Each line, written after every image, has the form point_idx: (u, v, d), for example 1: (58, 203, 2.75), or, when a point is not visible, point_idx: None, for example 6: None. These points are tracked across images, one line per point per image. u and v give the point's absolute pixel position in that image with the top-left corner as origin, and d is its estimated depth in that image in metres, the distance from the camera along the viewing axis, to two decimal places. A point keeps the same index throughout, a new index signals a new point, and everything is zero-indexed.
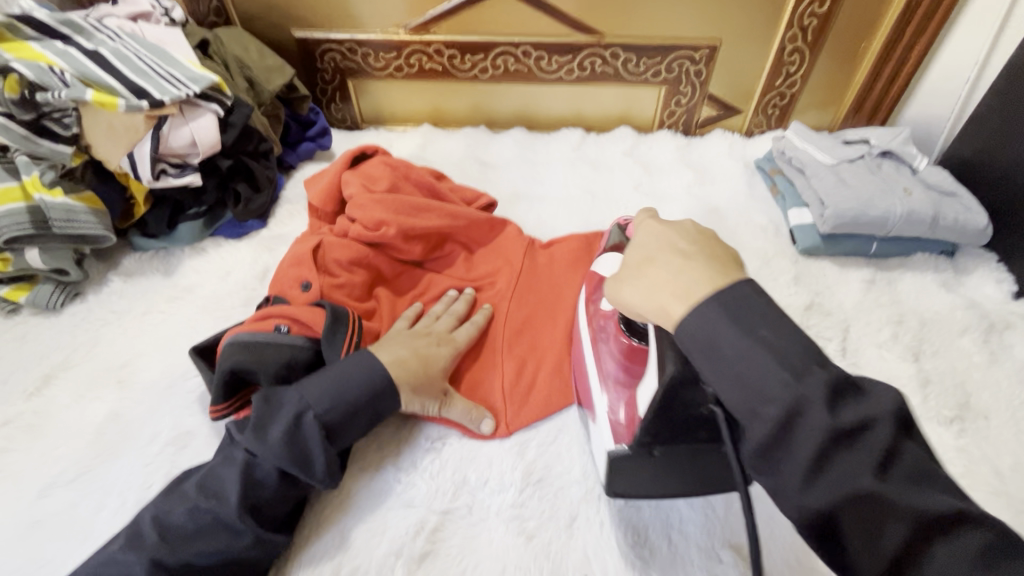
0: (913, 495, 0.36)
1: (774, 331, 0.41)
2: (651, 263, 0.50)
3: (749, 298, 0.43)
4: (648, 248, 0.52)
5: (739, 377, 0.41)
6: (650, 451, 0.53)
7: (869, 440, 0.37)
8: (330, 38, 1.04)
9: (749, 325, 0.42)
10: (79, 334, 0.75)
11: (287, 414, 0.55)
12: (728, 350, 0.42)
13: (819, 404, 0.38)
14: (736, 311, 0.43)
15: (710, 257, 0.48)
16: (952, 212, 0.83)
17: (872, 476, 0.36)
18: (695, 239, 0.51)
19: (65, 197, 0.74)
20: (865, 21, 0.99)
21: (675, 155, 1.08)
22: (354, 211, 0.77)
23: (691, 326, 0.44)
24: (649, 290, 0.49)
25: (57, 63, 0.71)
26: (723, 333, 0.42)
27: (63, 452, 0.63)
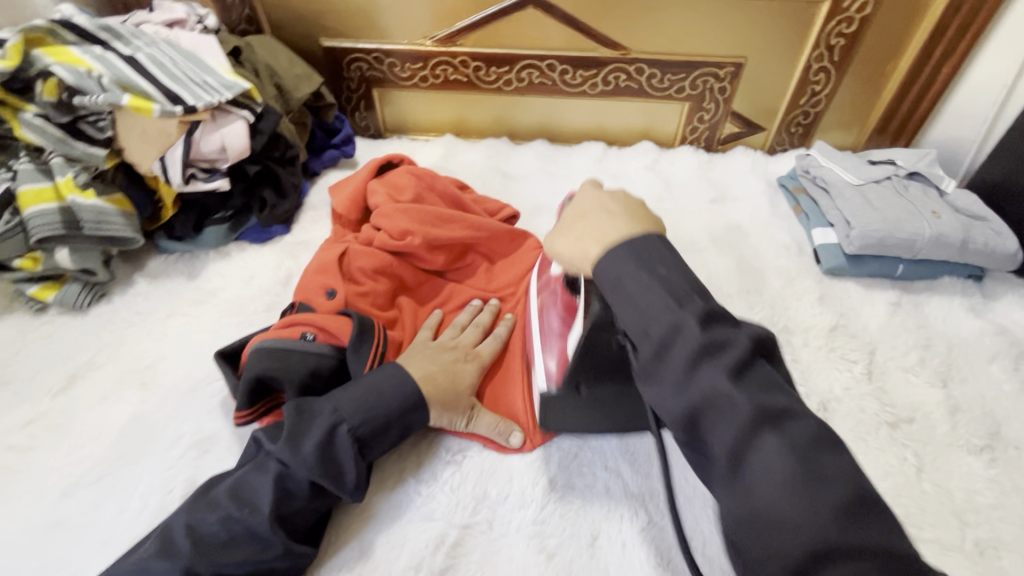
0: (817, 455, 0.40)
1: (669, 269, 0.48)
2: (581, 218, 0.57)
3: (658, 247, 0.49)
4: (582, 205, 0.59)
5: (637, 306, 0.48)
6: (578, 389, 0.61)
7: (777, 413, 0.42)
8: (357, 48, 1.06)
9: (647, 265, 0.48)
10: (104, 335, 0.76)
11: (321, 426, 0.56)
12: (631, 283, 0.48)
13: (722, 374, 0.43)
14: (642, 253, 0.49)
15: (633, 215, 0.55)
16: (982, 236, 0.82)
17: (777, 438, 0.40)
18: (626, 203, 0.57)
19: (96, 198, 0.76)
20: (892, 42, 0.99)
21: (697, 171, 1.07)
22: (380, 220, 0.78)
23: (605, 267, 0.50)
24: (578, 237, 0.55)
25: (95, 68, 0.72)
26: (628, 271, 0.48)
27: (87, 452, 0.64)
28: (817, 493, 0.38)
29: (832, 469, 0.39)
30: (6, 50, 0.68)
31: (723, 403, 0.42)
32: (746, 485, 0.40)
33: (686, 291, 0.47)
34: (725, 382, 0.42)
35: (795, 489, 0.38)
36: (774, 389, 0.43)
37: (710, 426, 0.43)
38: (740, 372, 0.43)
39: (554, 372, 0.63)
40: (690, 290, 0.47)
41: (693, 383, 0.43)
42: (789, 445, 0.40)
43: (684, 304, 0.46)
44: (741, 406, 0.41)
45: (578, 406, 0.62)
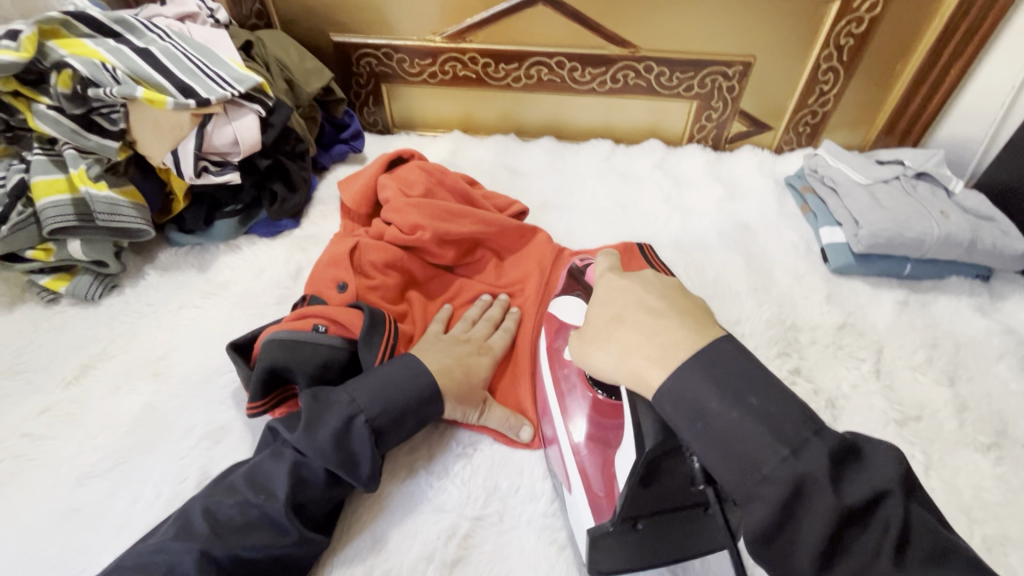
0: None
1: (764, 399, 0.43)
2: (618, 323, 0.53)
3: (724, 357, 0.45)
4: (617, 304, 0.55)
5: (715, 434, 0.43)
6: (634, 524, 0.52)
7: (877, 516, 0.38)
8: (367, 43, 1.06)
9: (710, 397, 0.44)
10: (116, 326, 0.76)
11: (339, 416, 0.57)
12: (700, 404, 0.44)
13: (823, 482, 0.39)
14: (724, 378, 0.44)
15: (681, 312, 0.52)
16: (989, 236, 0.82)
17: (887, 559, 0.37)
18: (662, 293, 0.54)
19: (109, 190, 0.76)
20: (901, 42, 0.99)
21: (705, 169, 1.08)
22: (391, 214, 0.78)
23: (670, 388, 0.46)
24: (618, 344, 0.52)
25: (109, 60, 0.73)
26: (709, 397, 0.44)
27: (100, 441, 0.64)
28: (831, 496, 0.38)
29: (858, 487, 0.39)
30: (21, 41, 0.68)
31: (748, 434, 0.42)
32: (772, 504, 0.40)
33: (749, 389, 0.43)
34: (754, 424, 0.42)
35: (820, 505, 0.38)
36: (863, 469, 0.40)
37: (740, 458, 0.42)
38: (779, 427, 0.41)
39: (602, 504, 0.55)
40: (754, 396, 0.43)
41: (721, 421, 0.43)
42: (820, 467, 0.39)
43: (746, 408, 0.43)
44: (762, 438, 0.41)
45: (626, 548, 0.51)
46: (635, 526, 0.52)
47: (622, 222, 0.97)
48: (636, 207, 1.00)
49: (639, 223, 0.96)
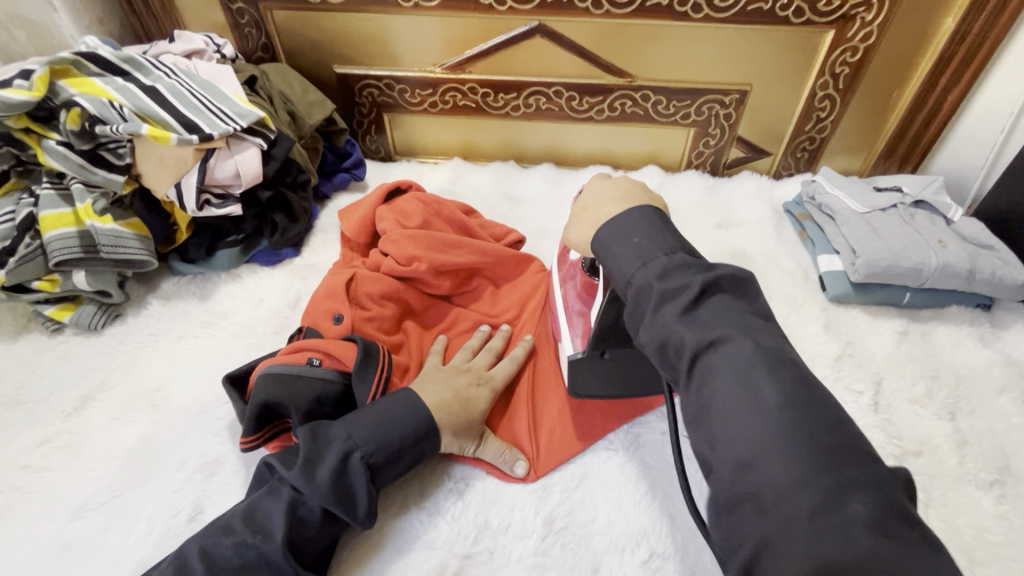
0: (757, 380, 0.44)
1: (642, 237, 0.54)
2: (586, 209, 0.64)
3: (640, 220, 0.55)
4: (587, 198, 0.66)
5: (618, 266, 0.54)
6: (602, 355, 0.65)
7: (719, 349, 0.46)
8: (369, 74, 1.08)
9: (627, 234, 0.55)
10: (117, 356, 0.78)
11: (334, 453, 0.57)
12: (618, 250, 0.54)
13: (678, 325, 0.47)
14: (627, 228, 0.55)
15: (628, 198, 0.62)
16: (989, 265, 0.82)
17: (729, 378, 0.44)
18: (621, 188, 0.64)
19: (114, 223, 0.78)
20: (897, 70, 1.00)
21: (703, 196, 1.08)
22: (388, 246, 0.79)
23: (603, 235, 0.56)
24: (583, 227, 0.63)
25: (116, 99, 0.75)
26: (619, 247, 0.54)
27: (96, 473, 0.65)
28: (756, 411, 0.42)
29: (766, 382, 0.43)
30: (33, 82, 0.70)
31: (681, 338, 0.47)
32: (705, 402, 0.45)
33: (654, 249, 0.53)
34: (676, 323, 0.48)
35: (746, 409, 0.43)
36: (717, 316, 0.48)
37: (674, 360, 0.48)
38: (689, 312, 0.48)
39: (578, 344, 0.68)
40: (660, 250, 0.53)
41: (657, 323, 0.48)
42: (729, 366, 0.45)
43: (668, 254, 0.52)
44: (691, 342, 0.46)
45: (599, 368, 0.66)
46: (604, 356, 0.65)
47: None
48: None
49: None
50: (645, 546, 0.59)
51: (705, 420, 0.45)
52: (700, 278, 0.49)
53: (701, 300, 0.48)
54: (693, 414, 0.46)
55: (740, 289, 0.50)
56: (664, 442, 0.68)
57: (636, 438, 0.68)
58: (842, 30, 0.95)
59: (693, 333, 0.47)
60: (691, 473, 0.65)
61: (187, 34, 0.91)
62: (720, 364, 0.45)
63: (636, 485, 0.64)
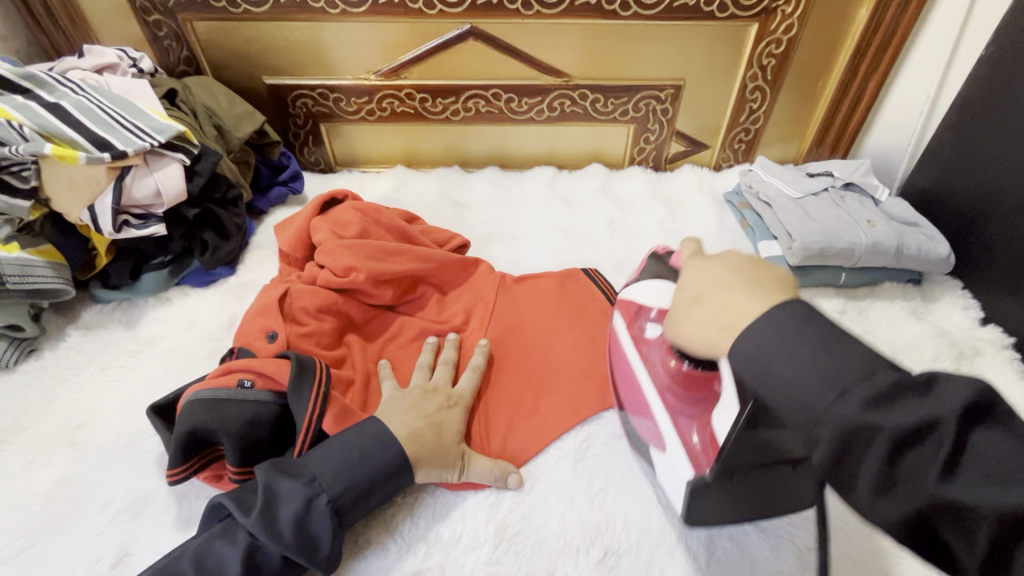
0: (988, 493, 0.33)
1: (814, 350, 0.39)
2: (699, 301, 0.48)
3: (789, 323, 0.41)
4: (696, 285, 0.50)
5: (792, 397, 0.39)
6: (732, 476, 0.51)
7: (936, 437, 0.34)
8: (301, 85, 1.05)
9: (791, 348, 0.40)
10: (32, 394, 0.72)
11: (299, 496, 0.54)
12: (767, 357, 0.41)
13: (885, 439, 0.35)
14: (769, 339, 0.41)
15: (755, 282, 0.46)
16: (915, 241, 0.85)
17: (937, 479, 0.34)
18: (739, 267, 0.48)
19: (20, 252, 0.72)
20: (820, 59, 1.03)
21: (647, 191, 1.10)
22: (322, 258, 0.76)
23: (741, 347, 0.42)
24: (701, 326, 0.47)
25: (15, 117, 0.69)
26: (774, 355, 0.40)
27: (9, 523, 0.60)
28: (995, 493, 0.32)
29: (997, 458, 0.33)
30: None
31: (864, 430, 0.36)
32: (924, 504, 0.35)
33: (815, 351, 0.39)
34: (937, 483, 0.34)
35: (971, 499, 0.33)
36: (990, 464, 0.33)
37: (861, 464, 0.36)
38: (950, 470, 0.34)
39: (701, 459, 0.53)
40: (858, 371, 0.37)
41: (904, 481, 0.35)
42: (950, 455, 0.34)
43: (872, 375, 0.37)
44: (889, 436, 0.35)
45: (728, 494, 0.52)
46: (734, 482, 0.52)
47: (568, 248, 0.98)
48: (579, 231, 1.01)
49: (583, 249, 0.98)
50: (599, 545, 0.58)
51: (923, 515, 0.35)
52: (947, 409, 0.34)
53: (953, 443, 0.34)
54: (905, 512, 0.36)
55: (934, 376, 0.36)
56: None
57: (586, 438, 0.67)
58: (764, 23, 0.98)
59: (886, 423, 0.35)
60: (643, 472, 0.64)
61: (97, 49, 0.87)
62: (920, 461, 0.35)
63: (587, 484, 0.63)
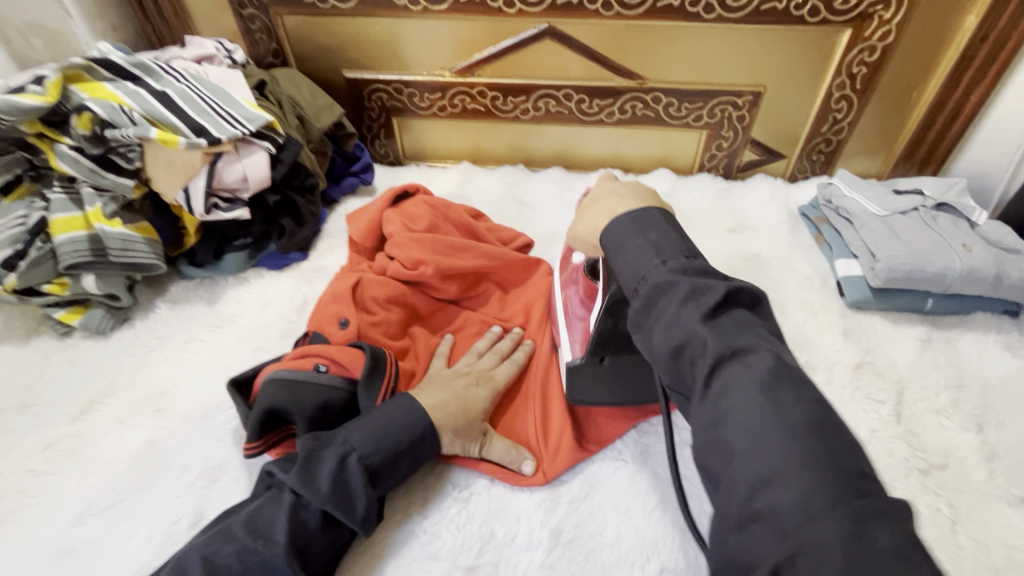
0: (731, 335, 0.45)
1: (662, 236, 0.52)
2: (595, 203, 0.62)
3: (655, 218, 0.53)
4: (595, 194, 0.64)
5: (624, 259, 0.52)
6: (601, 360, 0.63)
7: (706, 298, 0.46)
8: (378, 79, 1.08)
9: (641, 230, 0.53)
10: (123, 359, 0.78)
11: (333, 456, 0.56)
12: (629, 247, 0.52)
13: (671, 291, 0.47)
14: (643, 225, 0.53)
15: (645, 199, 0.60)
16: (1017, 270, 0.79)
17: (699, 321, 0.45)
18: (637, 190, 0.62)
19: (123, 227, 0.78)
20: (918, 69, 0.97)
21: (715, 200, 1.06)
22: (394, 250, 0.78)
23: (612, 232, 0.54)
24: (591, 218, 0.61)
25: (127, 103, 0.75)
26: (628, 239, 0.53)
27: (101, 478, 0.66)
28: (817, 463, 0.37)
29: (791, 398, 0.41)
30: (46, 87, 0.71)
31: (730, 357, 0.43)
32: (719, 411, 0.42)
33: (674, 249, 0.51)
34: (696, 322, 0.45)
35: (790, 445, 0.39)
36: (746, 330, 0.46)
37: (716, 396, 0.43)
38: (711, 316, 0.45)
39: (576, 347, 0.66)
40: (682, 251, 0.51)
41: (674, 318, 0.46)
42: (753, 380, 0.42)
43: (689, 257, 0.50)
44: (746, 372, 0.42)
45: (597, 374, 0.64)
46: (602, 359, 0.63)
47: None
48: None
49: None
50: (655, 561, 0.57)
51: (713, 424, 0.42)
52: (719, 283, 0.47)
53: (722, 305, 0.46)
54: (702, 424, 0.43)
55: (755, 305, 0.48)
56: None
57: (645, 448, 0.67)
58: (859, 29, 0.93)
59: (681, 278, 0.48)
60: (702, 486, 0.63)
61: (198, 39, 0.92)
62: (769, 414, 0.40)
63: (646, 496, 0.62)
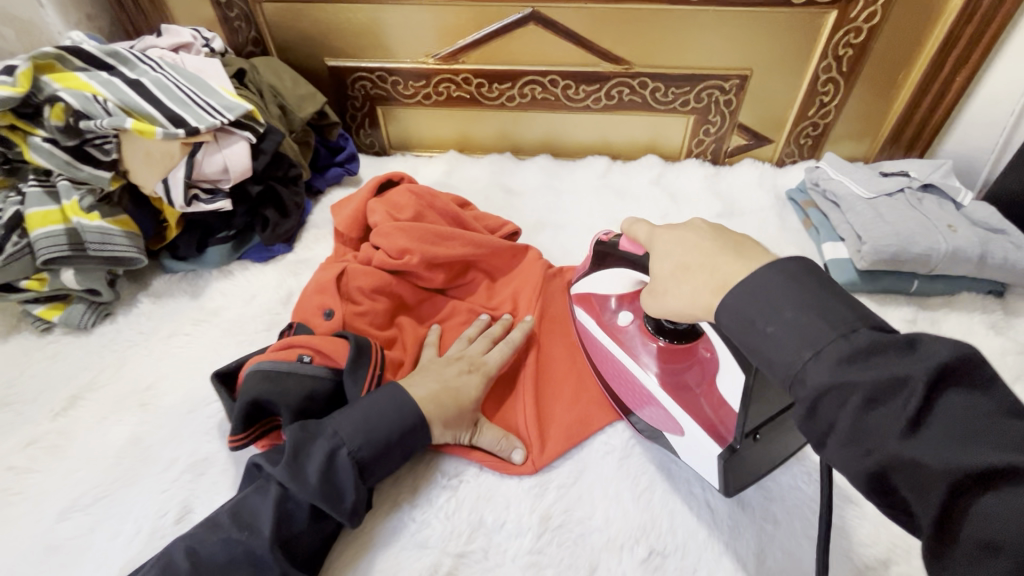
0: (955, 452, 0.34)
1: (798, 311, 0.41)
2: (686, 268, 0.51)
3: (777, 279, 0.43)
4: (676, 253, 0.53)
5: (767, 357, 0.42)
6: (757, 439, 0.53)
7: (905, 396, 0.36)
8: (361, 67, 1.06)
9: (775, 307, 0.42)
10: (106, 354, 0.77)
11: (322, 449, 0.56)
12: (766, 335, 0.42)
13: (860, 396, 0.37)
14: (772, 297, 0.43)
15: (737, 248, 0.49)
16: (1000, 249, 0.79)
17: (897, 439, 0.36)
18: (713, 235, 0.51)
19: (101, 220, 0.77)
20: (903, 50, 0.96)
21: (703, 184, 1.06)
22: (379, 239, 0.77)
23: (731, 305, 0.45)
24: (693, 287, 0.49)
25: (101, 93, 0.73)
26: (755, 311, 0.43)
27: (84, 473, 0.65)
28: None
29: None
30: (16, 77, 0.70)
31: (920, 469, 0.35)
32: (970, 557, 0.34)
33: (819, 333, 0.40)
34: (893, 441, 0.36)
35: (1013, 569, 0.32)
36: (977, 438, 0.34)
37: (915, 495, 0.36)
38: (913, 429, 0.36)
39: (721, 432, 0.54)
40: (834, 330, 0.40)
41: (863, 434, 0.37)
42: (1015, 518, 0.32)
43: (848, 335, 0.39)
44: (933, 473, 0.34)
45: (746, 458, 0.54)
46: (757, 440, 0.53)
47: None
48: None
49: None
50: (644, 543, 0.57)
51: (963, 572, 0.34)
52: (919, 368, 0.36)
53: (928, 405, 0.36)
54: (961, 573, 0.34)
55: (980, 377, 0.36)
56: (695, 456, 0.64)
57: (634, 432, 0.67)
58: (845, 10, 0.92)
59: (862, 378, 0.37)
60: (692, 471, 0.63)
61: (174, 28, 0.90)
62: (1007, 524, 0.32)
63: (634, 479, 0.62)
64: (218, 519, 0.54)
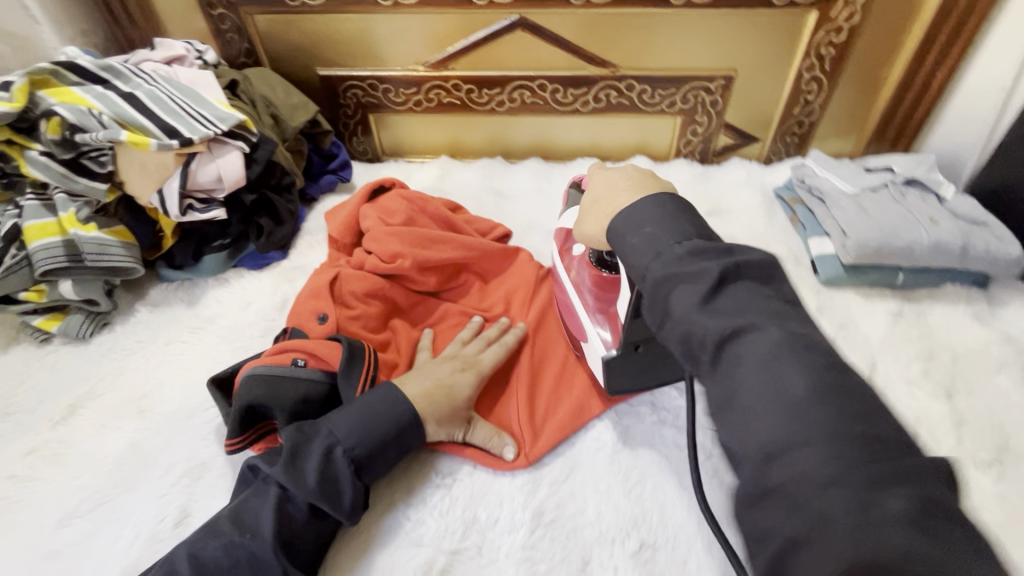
0: (728, 316, 0.45)
1: (654, 226, 0.52)
2: (597, 200, 0.62)
3: (654, 209, 0.53)
4: (597, 190, 0.63)
5: (635, 252, 0.52)
6: (638, 348, 0.62)
7: (707, 277, 0.47)
8: (352, 75, 1.08)
9: (639, 223, 0.53)
10: (105, 363, 0.78)
11: (318, 448, 0.57)
12: (635, 236, 0.52)
13: (679, 277, 0.47)
14: (660, 218, 0.52)
15: (641, 185, 0.60)
16: (982, 241, 0.80)
17: (695, 305, 0.46)
18: (632, 176, 0.61)
19: (98, 231, 0.78)
20: (884, 48, 0.98)
21: (690, 183, 1.08)
22: (371, 244, 0.78)
23: (618, 225, 0.55)
24: (597, 218, 0.61)
25: (96, 106, 0.75)
26: (632, 224, 0.53)
27: (84, 480, 0.66)
28: (781, 403, 0.41)
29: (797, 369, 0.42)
30: (13, 92, 0.71)
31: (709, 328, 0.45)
32: (725, 387, 0.44)
33: (667, 237, 0.51)
34: (694, 312, 0.46)
35: (758, 401, 0.42)
36: (743, 308, 0.46)
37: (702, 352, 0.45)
38: (708, 300, 0.46)
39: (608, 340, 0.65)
40: (674, 238, 0.50)
41: (674, 307, 0.47)
42: (755, 355, 0.43)
43: (682, 241, 0.50)
44: (710, 331, 0.45)
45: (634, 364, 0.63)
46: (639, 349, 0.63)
47: None
48: None
49: None
50: (635, 536, 0.59)
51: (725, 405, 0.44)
52: (717, 262, 0.47)
53: (719, 287, 0.46)
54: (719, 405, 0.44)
55: (768, 274, 0.48)
56: (654, 430, 0.67)
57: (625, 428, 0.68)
58: (825, 10, 0.94)
59: (678, 267, 0.48)
60: (677, 463, 0.64)
61: (167, 41, 0.92)
62: (753, 369, 0.43)
63: (625, 475, 0.63)
64: (218, 523, 0.55)
